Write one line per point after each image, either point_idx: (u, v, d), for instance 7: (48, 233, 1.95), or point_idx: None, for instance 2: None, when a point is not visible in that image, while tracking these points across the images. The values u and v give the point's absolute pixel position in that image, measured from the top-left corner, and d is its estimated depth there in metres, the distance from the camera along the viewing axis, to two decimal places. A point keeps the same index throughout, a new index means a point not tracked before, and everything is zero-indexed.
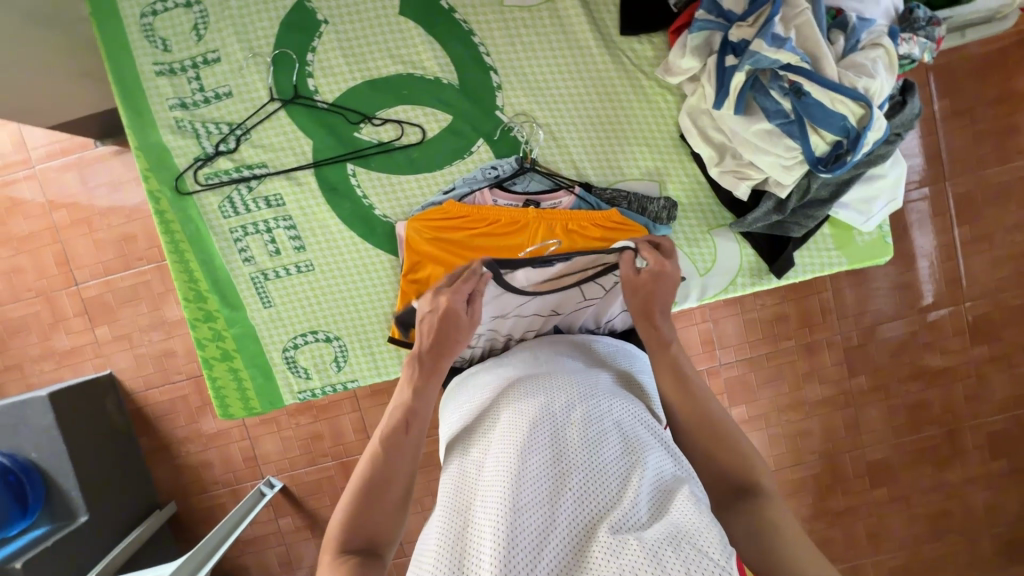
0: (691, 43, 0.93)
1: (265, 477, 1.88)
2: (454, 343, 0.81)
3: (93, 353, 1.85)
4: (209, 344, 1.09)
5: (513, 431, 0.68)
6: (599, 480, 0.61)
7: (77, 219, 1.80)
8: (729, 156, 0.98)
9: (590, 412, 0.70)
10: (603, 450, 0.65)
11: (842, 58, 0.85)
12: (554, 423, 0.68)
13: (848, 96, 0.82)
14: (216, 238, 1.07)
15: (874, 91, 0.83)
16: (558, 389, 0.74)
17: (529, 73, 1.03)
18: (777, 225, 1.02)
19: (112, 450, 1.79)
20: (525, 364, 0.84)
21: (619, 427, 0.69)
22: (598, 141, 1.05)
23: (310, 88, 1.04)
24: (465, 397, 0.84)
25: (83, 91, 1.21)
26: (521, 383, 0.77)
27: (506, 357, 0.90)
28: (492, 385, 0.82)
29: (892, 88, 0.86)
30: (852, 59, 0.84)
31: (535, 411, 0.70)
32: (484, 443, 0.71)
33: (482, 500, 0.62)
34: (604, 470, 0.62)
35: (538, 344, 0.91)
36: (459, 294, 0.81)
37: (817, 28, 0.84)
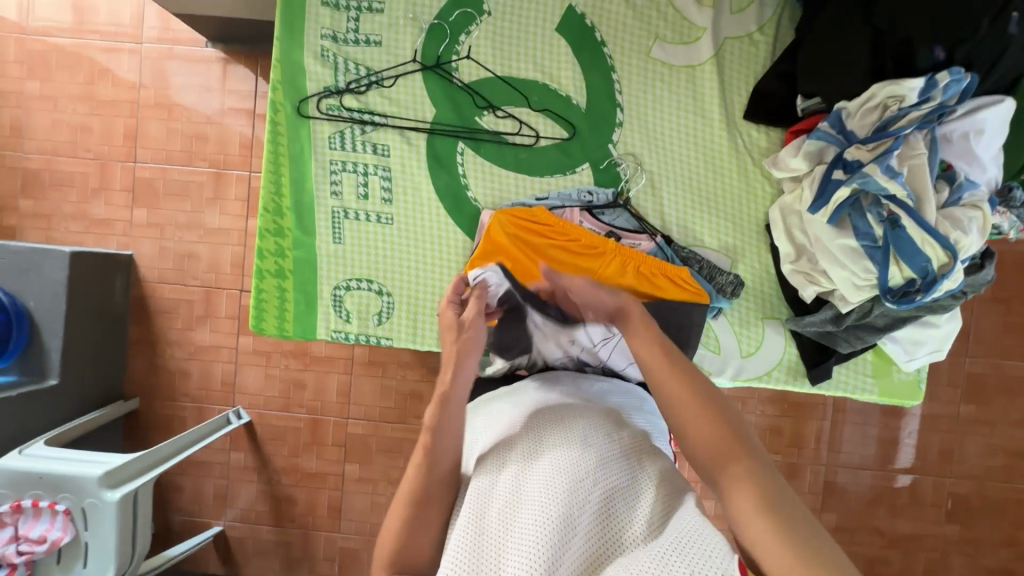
0: (807, 147, 1.00)
1: (235, 406, 1.87)
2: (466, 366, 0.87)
3: (122, 230, 1.88)
4: (268, 256, 1.12)
5: (532, 452, 0.72)
6: (614, 502, 0.66)
7: (161, 104, 1.85)
8: (805, 258, 1.04)
9: (605, 438, 0.74)
10: (618, 472, 0.69)
11: (942, 207, 0.92)
12: (572, 442, 0.72)
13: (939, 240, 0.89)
14: (315, 164, 1.12)
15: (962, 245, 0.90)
16: (573, 415, 0.79)
17: (650, 122, 1.10)
18: (827, 334, 1.06)
19: (103, 326, 1.79)
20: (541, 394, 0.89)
21: (630, 452, 0.74)
22: (690, 204, 1.11)
23: (452, 64, 1.11)
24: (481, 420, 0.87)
25: None
26: (539, 408, 0.82)
27: (517, 389, 0.94)
28: (511, 407, 0.86)
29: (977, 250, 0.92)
30: (950, 211, 0.91)
31: (555, 433, 0.74)
32: (503, 452, 0.73)
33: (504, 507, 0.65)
34: (619, 493, 0.67)
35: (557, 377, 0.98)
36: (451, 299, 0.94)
37: (928, 173, 0.91)
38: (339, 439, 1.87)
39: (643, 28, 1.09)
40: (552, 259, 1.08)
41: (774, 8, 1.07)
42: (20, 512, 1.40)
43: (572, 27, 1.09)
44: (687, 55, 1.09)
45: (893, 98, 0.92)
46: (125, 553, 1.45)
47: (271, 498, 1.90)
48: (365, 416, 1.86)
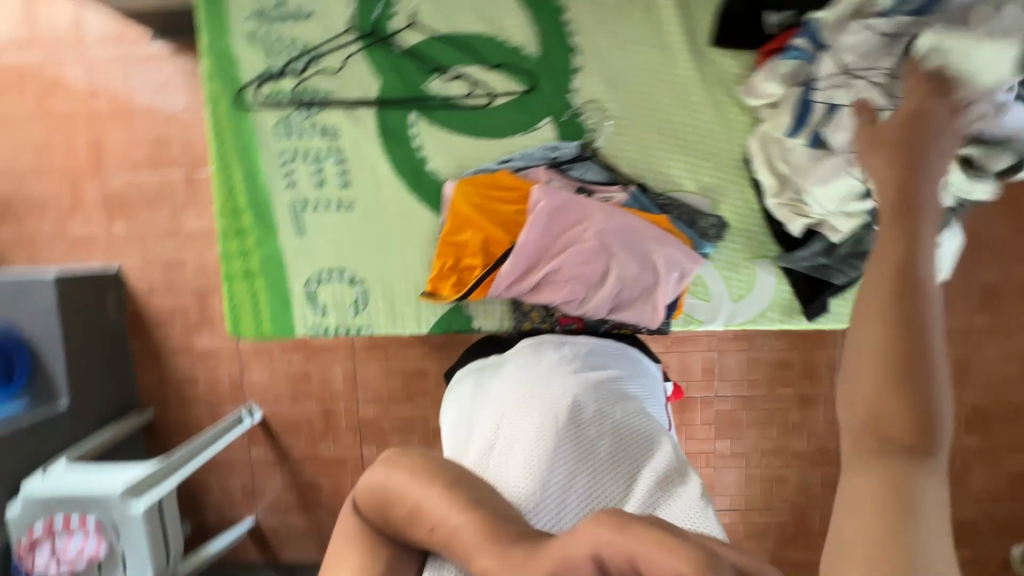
0: (783, 68, 0.92)
1: (246, 404, 1.88)
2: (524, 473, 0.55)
3: (105, 246, 1.85)
4: (234, 259, 1.09)
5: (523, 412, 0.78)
6: (612, 479, 0.71)
7: (118, 111, 1.79)
8: (790, 189, 0.97)
9: (601, 419, 0.78)
10: (614, 450, 0.74)
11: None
12: (569, 423, 0.76)
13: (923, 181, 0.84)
14: (265, 158, 1.07)
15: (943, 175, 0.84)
16: (564, 394, 0.81)
17: (611, 63, 1.02)
18: (819, 268, 1.00)
19: (103, 344, 1.80)
20: (531, 364, 0.90)
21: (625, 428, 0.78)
22: (663, 146, 1.04)
23: (390, 28, 1.02)
24: (469, 396, 0.88)
25: None
26: (528, 385, 0.84)
27: (505, 357, 0.95)
28: (500, 385, 0.86)
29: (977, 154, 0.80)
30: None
31: (552, 413, 0.77)
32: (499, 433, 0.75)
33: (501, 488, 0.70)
34: (616, 468, 0.72)
35: (541, 341, 0.98)
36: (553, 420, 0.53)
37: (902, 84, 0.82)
38: (353, 424, 1.89)
39: None
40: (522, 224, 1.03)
41: None
42: (55, 531, 1.44)
43: None
44: None
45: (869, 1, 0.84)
46: (160, 556, 1.51)
47: (296, 488, 1.94)
48: (374, 398, 1.86)
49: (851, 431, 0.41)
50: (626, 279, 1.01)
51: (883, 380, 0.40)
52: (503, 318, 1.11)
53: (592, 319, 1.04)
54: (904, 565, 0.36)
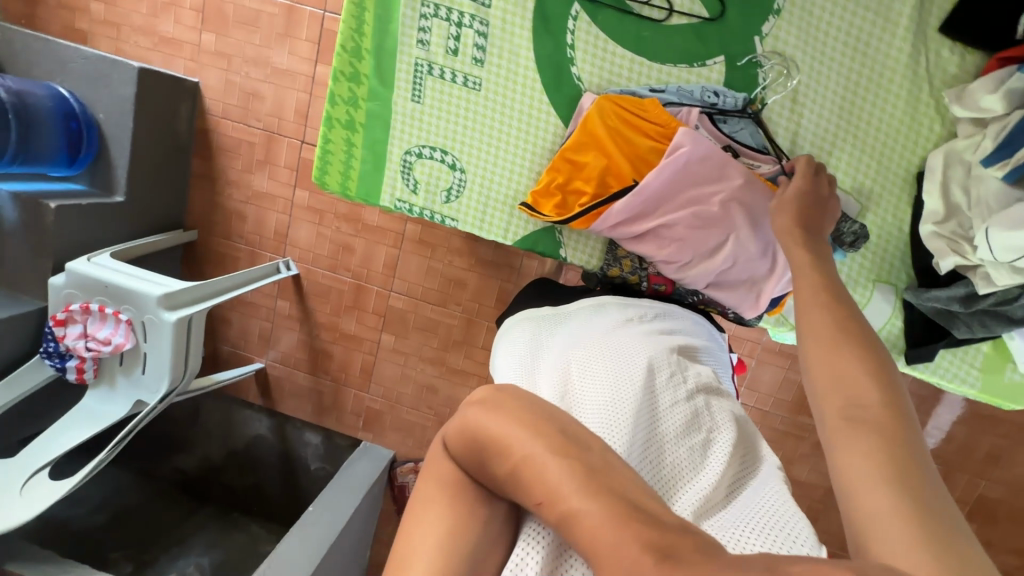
0: (1012, 83, 0.79)
1: (284, 258, 1.91)
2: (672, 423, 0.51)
3: (190, 54, 1.78)
4: (340, 104, 1.02)
5: (592, 370, 0.70)
6: (685, 446, 0.64)
7: None
8: (954, 222, 0.87)
9: (675, 382, 0.71)
10: (688, 415, 0.67)
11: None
12: (642, 380, 0.69)
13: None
14: (404, 3, 0.96)
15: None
16: (635, 353, 0.74)
17: (816, 16, 0.88)
18: (947, 315, 0.92)
19: (167, 152, 1.77)
20: (601, 322, 0.84)
21: (699, 397, 0.71)
22: (833, 130, 0.92)
23: None
24: (530, 339, 0.82)
25: None
26: (597, 339, 0.77)
27: (563, 313, 0.89)
28: (565, 336, 0.80)
29: None
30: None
31: (624, 367, 0.71)
32: (564, 381, 0.70)
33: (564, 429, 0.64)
34: (689, 434, 0.66)
35: (602, 302, 0.92)
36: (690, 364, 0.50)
37: None
38: (380, 309, 1.89)
39: None
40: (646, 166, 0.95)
41: None
42: (89, 314, 1.46)
43: None
44: None
45: None
46: (177, 370, 1.52)
47: (309, 349, 1.99)
48: (408, 292, 1.85)
49: (830, 408, 0.59)
50: (738, 258, 0.93)
51: (833, 351, 0.64)
52: (593, 256, 1.05)
53: (684, 286, 0.99)
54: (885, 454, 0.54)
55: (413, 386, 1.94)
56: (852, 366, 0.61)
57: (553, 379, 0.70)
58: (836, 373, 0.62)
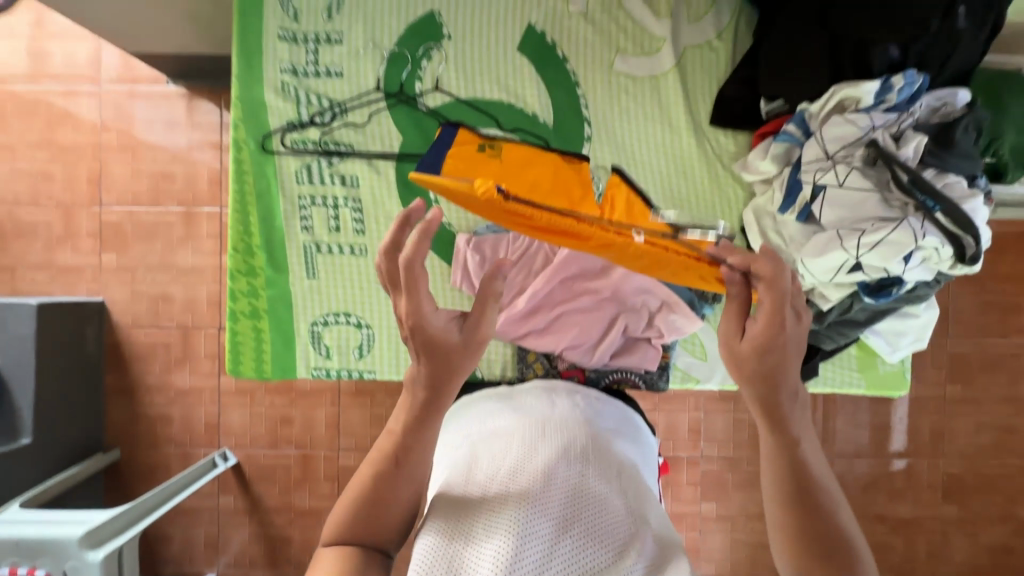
0: (774, 150, 1.01)
1: (219, 449, 1.82)
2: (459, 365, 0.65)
3: (91, 276, 1.82)
4: (241, 298, 1.09)
5: (517, 457, 0.69)
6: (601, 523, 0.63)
7: (124, 145, 1.81)
8: (782, 259, 1.04)
9: (604, 459, 0.72)
10: (608, 494, 0.66)
11: (893, 225, 0.88)
12: (562, 463, 0.68)
13: (908, 259, 0.89)
14: (284, 200, 1.10)
15: (921, 258, 0.90)
16: (576, 429, 0.76)
17: (618, 134, 1.10)
18: (811, 333, 1.06)
19: (76, 377, 1.73)
20: (541, 404, 0.86)
21: (627, 480, 0.71)
22: (665, 213, 1.11)
23: (416, 90, 1.10)
24: (474, 422, 0.84)
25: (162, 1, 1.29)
26: (538, 416, 0.80)
27: (517, 392, 0.94)
28: (507, 414, 0.83)
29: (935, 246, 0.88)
30: (919, 231, 0.87)
31: (557, 441, 0.72)
32: (492, 456, 0.71)
33: (468, 504, 0.64)
34: (609, 512, 0.64)
35: (554, 385, 0.95)
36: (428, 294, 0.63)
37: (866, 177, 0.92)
38: (332, 473, 1.82)
39: (604, 43, 1.10)
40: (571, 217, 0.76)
41: (731, 13, 1.09)
42: None
43: (534, 47, 1.10)
44: (649, 66, 1.10)
45: (850, 100, 0.94)
46: None
47: (265, 540, 1.83)
48: (357, 446, 1.81)
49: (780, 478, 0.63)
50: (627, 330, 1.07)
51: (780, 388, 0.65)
52: (506, 367, 1.12)
53: (593, 370, 1.07)
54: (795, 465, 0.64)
55: None
56: (790, 479, 0.63)
57: (486, 455, 0.72)
58: (790, 502, 0.63)
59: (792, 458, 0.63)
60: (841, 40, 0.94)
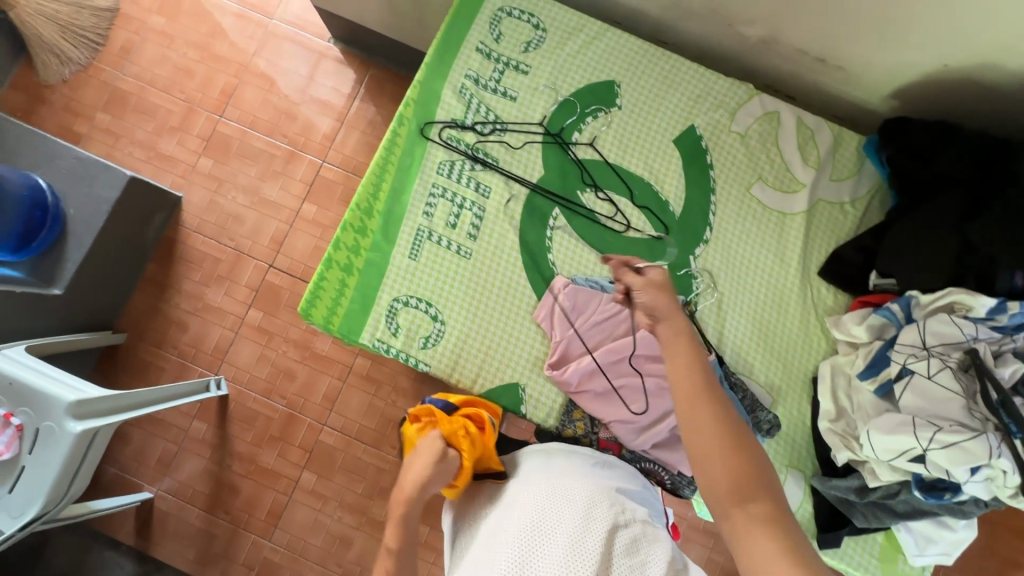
0: (872, 320, 1.06)
1: (218, 375, 1.79)
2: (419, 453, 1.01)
3: (181, 172, 1.90)
4: (342, 250, 1.14)
5: (536, 498, 0.84)
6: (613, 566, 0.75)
7: (266, 76, 1.95)
8: (843, 421, 1.07)
9: (615, 514, 0.82)
10: (615, 540, 0.78)
11: (970, 433, 0.90)
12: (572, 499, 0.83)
13: (973, 471, 0.90)
14: (418, 184, 1.17)
15: (986, 474, 0.91)
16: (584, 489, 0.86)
17: (732, 248, 1.17)
18: (846, 502, 1.06)
19: (126, 253, 1.75)
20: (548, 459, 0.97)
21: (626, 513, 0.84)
22: (749, 334, 1.15)
23: (572, 138, 1.19)
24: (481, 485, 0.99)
25: None
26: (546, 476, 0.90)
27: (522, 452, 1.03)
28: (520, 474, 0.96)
29: (1003, 467, 0.90)
30: (994, 448, 0.89)
31: (562, 489, 0.85)
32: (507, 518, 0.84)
33: (488, 556, 0.78)
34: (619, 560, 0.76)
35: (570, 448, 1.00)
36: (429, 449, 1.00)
37: (956, 379, 0.95)
38: (308, 443, 1.78)
39: (750, 166, 1.19)
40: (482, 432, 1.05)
41: (868, 188, 1.18)
42: None
43: (687, 145, 1.19)
44: (782, 201, 1.18)
45: (961, 305, 1.00)
46: (57, 492, 1.27)
47: (214, 482, 1.76)
48: (343, 427, 1.79)
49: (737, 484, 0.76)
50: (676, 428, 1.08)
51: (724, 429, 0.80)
52: (551, 413, 1.12)
53: (629, 450, 1.11)
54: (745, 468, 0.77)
55: (325, 538, 1.73)
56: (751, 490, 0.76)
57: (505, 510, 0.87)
58: (722, 468, 0.77)
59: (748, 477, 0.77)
60: (971, 250, 1.01)
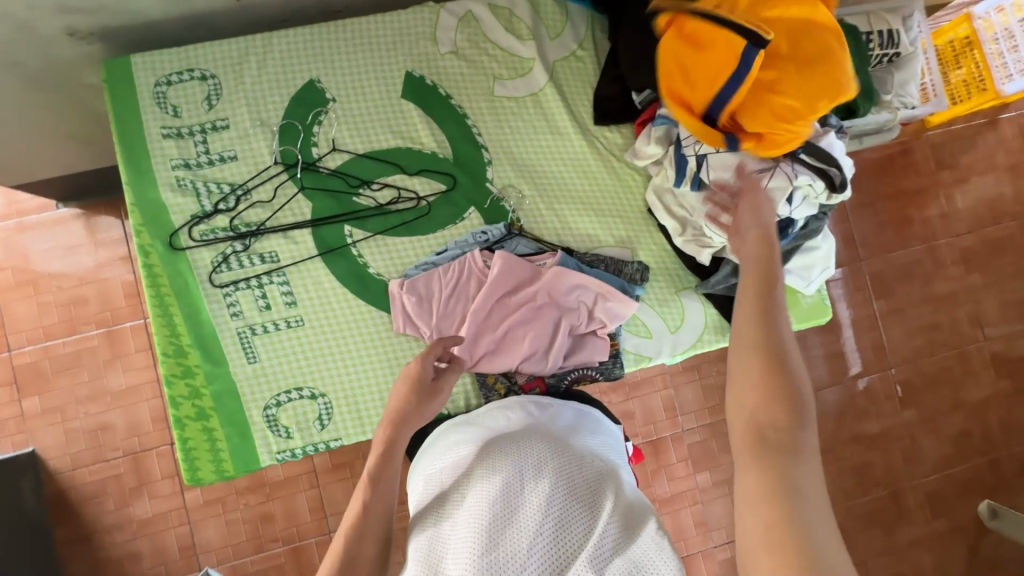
0: (656, 133, 1.11)
1: (202, 569, 1.63)
2: (415, 402, 0.91)
3: (16, 428, 1.62)
4: (183, 402, 1.06)
5: (486, 484, 0.74)
6: (566, 531, 0.67)
7: (24, 282, 1.65)
8: (690, 228, 1.13)
9: (583, 481, 0.73)
10: (583, 518, 0.69)
11: (770, 174, 0.99)
12: (527, 478, 0.73)
13: (791, 200, 1.00)
14: (206, 296, 1.08)
15: (801, 196, 1.01)
16: (536, 441, 0.79)
17: (515, 153, 1.17)
18: (734, 287, 1.15)
19: (21, 542, 1.51)
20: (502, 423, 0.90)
21: (597, 474, 0.76)
22: (576, 211, 1.18)
23: (314, 156, 1.12)
24: (433, 457, 0.87)
25: (39, 134, 1.22)
26: (499, 435, 0.84)
27: (475, 416, 0.96)
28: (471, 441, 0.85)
29: (809, 182, 1.00)
30: (791, 173, 0.99)
31: (512, 464, 0.75)
32: (456, 487, 0.77)
33: (435, 556, 0.69)
34: (571, 519, 0.68)
35: (506, 403, 0.97)
36: (427, 361, 0.93)
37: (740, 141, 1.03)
38: None
39: (480, 73, 1.17)
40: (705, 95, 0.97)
41: (585, 26, 1.20)
42: None
43: (416, 91, 1.15)
44: (527, 85, 1.18)
45: None
46: None
47: None
48: None
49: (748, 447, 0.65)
50: (573, 330, 1.13)
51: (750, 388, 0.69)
52: (469, 395, 1.12)
53: (551, 375, 1.12)
54: (778, 435, 0.65)
55: None
56: (780, 464, 0.62)
57: (453, 491, 0.77)
58: (749, 421, 0.67)
59: (775, 433, 0.65)
60: None
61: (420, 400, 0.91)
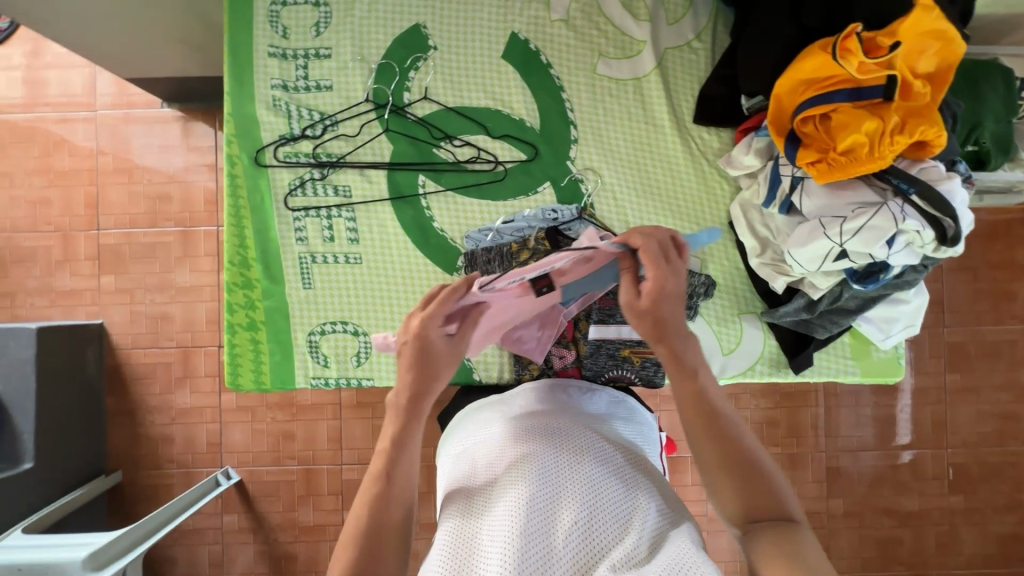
0: (757, 144, 1.04)
1: (223, 467, 1.74)
2: (430, 371, 0.76)
3: (91, 299, 1.77)
4: (238, 310, 1.11)
5: (520, 465, 0.71)
6: (599, 524, 0.64)
7: (121, 168, 1.77)
8: (770, 251, 1.06)
9: (618, 482, 0.70)
10: (616, 520, 0.65)
11: (874, 210, 0.90)
12: (563, 467, 0.70)
13: (890, 243, 0.90)
14: (278, 215, 1.12)
15: (904, 242, 0.91)
16: (566, 427, 0.77)
17: (604, 135, 1.13)
18: (803, 323, 1.08)
19: (78, 402, 1.67)
20: (533, 403, 0.88)
21: (630, 474, 0.72)
22: (653, 207, 1.13)
23: (404, 100, 1.12)
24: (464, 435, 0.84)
25: (157, 33, 1.28)
26: (525, 415, 0.82)
27: (509, 394, 0.94)
28: (503, 418, 0.83)
29: (919, 227, 0.89)
30: (898, 215, 0.88)
31: (547, 449, 0.73)
32: (489, 462, 0.74)
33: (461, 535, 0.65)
34: (602, 515, 0.65)
35: (544, 385, 0.94)
36: (433, 323, 0.76)
37: None
38: (337, 487, 1.76)
39: (586, 47, 1.13)
40: (813, 125, 0.94)
41: (708, 16, 1.12)
42: None
43: (518, 53, 1.12)
44: (631, 68, 1.13)
45: None
46: None
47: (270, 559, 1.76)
48: (361, 460, 1.75)
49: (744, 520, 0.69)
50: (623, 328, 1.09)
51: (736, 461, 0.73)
52: (503, 369, 1.13)
53: (589, 367, 1.09)
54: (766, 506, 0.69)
55: None
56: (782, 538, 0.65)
57: (484, 470, 0.74)
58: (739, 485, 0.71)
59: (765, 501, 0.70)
60: None
61: (437, 369, 0.76)
